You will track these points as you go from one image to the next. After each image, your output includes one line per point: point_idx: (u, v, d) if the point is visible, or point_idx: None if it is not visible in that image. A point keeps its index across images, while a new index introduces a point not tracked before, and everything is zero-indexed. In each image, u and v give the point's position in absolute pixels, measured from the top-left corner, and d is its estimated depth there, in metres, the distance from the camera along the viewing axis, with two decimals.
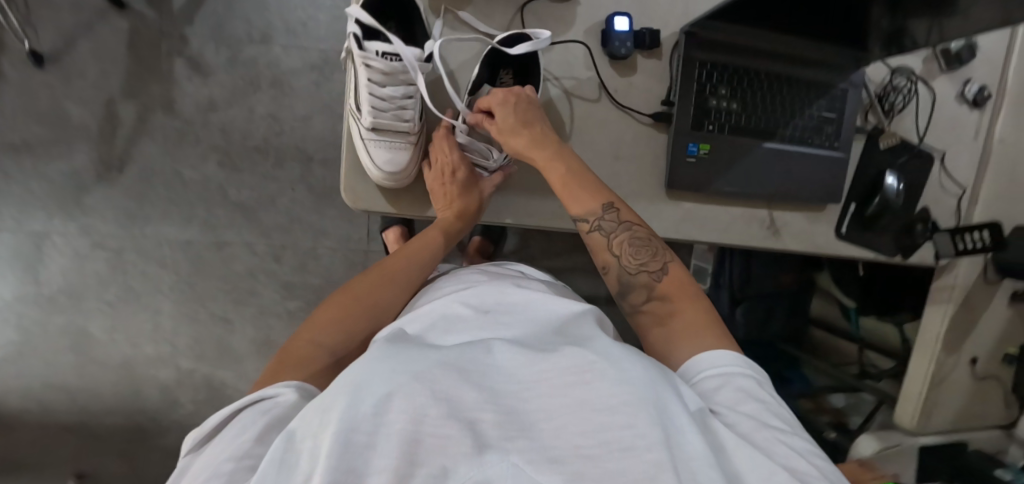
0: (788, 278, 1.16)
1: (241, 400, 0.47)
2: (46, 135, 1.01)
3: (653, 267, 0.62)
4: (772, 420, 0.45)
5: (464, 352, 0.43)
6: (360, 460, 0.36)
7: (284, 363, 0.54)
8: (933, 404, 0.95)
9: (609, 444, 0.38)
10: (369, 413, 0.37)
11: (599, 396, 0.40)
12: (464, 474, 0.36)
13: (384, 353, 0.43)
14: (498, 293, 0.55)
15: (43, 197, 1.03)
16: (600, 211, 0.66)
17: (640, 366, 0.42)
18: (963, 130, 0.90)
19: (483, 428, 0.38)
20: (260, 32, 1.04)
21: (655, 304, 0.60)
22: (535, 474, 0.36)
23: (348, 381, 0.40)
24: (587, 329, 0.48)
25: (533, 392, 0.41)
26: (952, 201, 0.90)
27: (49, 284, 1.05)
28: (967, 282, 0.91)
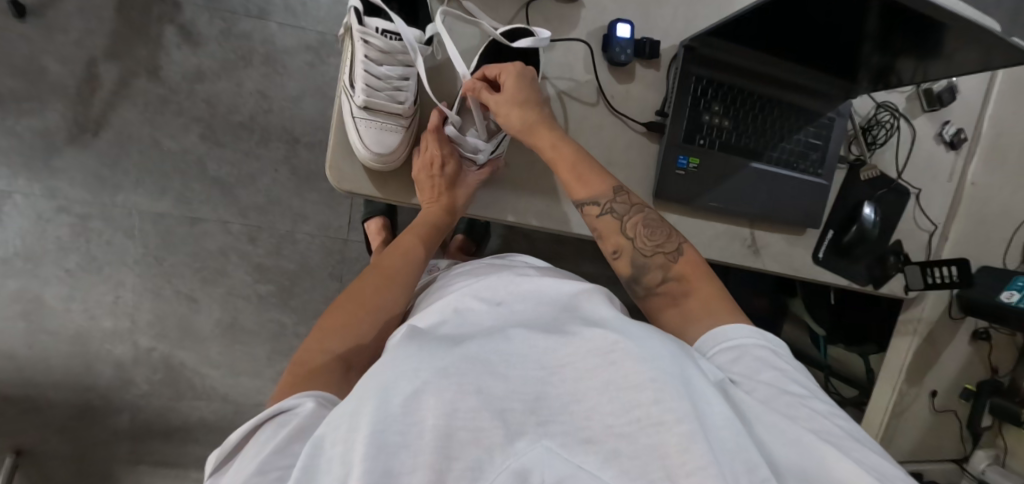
0: (761, 302, 1.19)
1: (260, 413, 0.43)
2: (18, 89, 0.97)
3: (668, 248, 0.64)
4: (788, 387, 0.46)
5: (486, 342, 0.41)
6: (396, 460, 0.34)
7: (292, 378, 0.49)
8: (893, 433, 0.97)
9: (640, 420, 0.36)
10: (399, 413, 0.35)
11: (626, 374, 0.38)
12: (503, 463, 0.34)
13: (404, 350, 0.41)
14: (508, 281, 0.52)
15: (8, 154, 0.98)
16: (611, 195, 0.68)
17: (658, 344, 0.40)
18: (940, 170, 0.93)
19: (514, 414, 0.36)
20: (258, 7, 1.03)
21: (672, 285, 0.62)
22: (571, 457, 0.35)
23: (371, 384, 0.38)
24: (601, 309, 0.46)
25: (558, 378, 0.39)
26: (923, 237, 0.93)
27: (5, 245, 1.00)
28: (932, 316, 0.95)
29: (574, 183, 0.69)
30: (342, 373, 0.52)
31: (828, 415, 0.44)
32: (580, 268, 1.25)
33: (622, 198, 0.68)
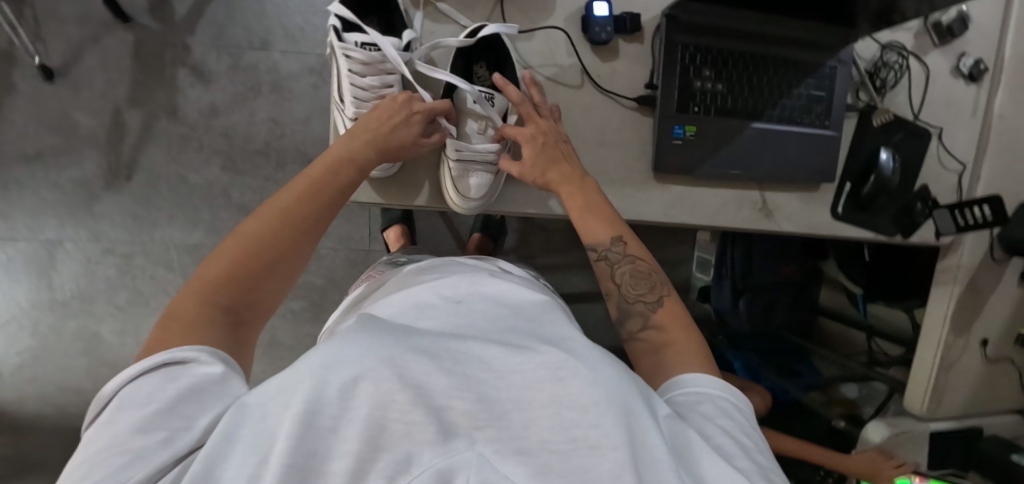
0: (789, 269, 1.15)
1: (147, 362, 0.41)
2: (57, 145, 1.05)
3: (651, 299, 0.60)
4: (741, 440, 0.45)
5: (438, 339, 0.40)
6: (324, 443, 0.34)
7: (168, 326, 0.45)
8: (944, 390, 0.92)
9: (575, 441, 0.36)
10: (334, 395, 0.35)
11: (572, 393, 0.38)
12: (428, 461, 0.34)
13: (355, 333, 0.40)
14: (470, 283, 0.52)
15: (55, 205, 1.06)
16: (608, 243, 0.64)
17: (611, 368, 0.40)
18: (961, 106, 0.88)
19: (451, 414, 0.36)
20: (260, 38, 1.08)
21: (651, 333, 0.57)
22: (500, 465, 0.35)
23: (312, 361, 0.38)
24: (561, 328, 0.46)
25: (506, 382, 0.38)
26: (952, 178, 0.88)
27: (63, 289, 1.08)
28: (972, 261, 0.89)
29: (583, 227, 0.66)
30: (228, 326, 0.47)
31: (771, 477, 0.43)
32: None
33: (621, 246, 0.63)
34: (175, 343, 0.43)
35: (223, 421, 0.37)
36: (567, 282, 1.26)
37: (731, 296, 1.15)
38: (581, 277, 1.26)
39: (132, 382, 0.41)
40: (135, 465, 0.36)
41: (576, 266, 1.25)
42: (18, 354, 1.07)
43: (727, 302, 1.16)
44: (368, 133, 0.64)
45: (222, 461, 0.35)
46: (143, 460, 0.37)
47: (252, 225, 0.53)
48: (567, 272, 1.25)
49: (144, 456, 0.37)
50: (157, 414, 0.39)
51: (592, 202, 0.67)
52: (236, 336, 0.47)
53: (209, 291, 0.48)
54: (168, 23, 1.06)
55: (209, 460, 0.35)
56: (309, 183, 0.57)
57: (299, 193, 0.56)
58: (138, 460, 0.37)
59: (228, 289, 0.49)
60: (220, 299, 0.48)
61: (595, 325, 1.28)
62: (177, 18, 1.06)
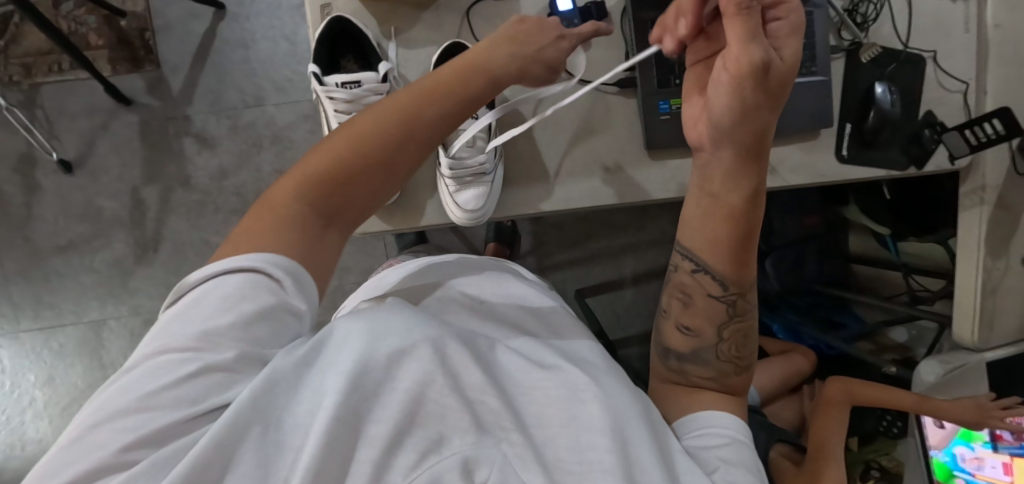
0: (812, 220, 1.15)
1: (234, 263, 0.41)
2: (86, 232, 1.12)
3: (742, 362, 0.59)
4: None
5: (476, 337, 0.44)
6: (366, 405, 0.36)
7: (271, 216, 0.44)
8: (993, 314, 0.88)
9: (589, 463, 0.39)
10: (383, 360, 0.37)
11: (590, 416, 0.41)
12: (455, 447, 0.36)
13: (402, 307, 0.43)
14: (492, 287, 0.57)
15: (95, 287, 1.12)
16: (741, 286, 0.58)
17: (629, 400, 0.44)
18: (951, 24, 0.85)
19: (482, 411, 0.39)
20: (253, 96, 1.13)
21: (707, 385, 0.58)
22: (521, 471, 0.37)
23: (366, 319, 0.40)
24: (578, 348, 0.50)
25: (530, 396, 0.42)
26: (958, 99, 0.85)
27: (113, 365, 1.13)
28: (997, 178, 0.85)
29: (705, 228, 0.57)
30: (317, 230, 0.46)
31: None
32: (615, 240, 1.25)
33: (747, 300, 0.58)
34: (275, 236, 0.43)
35: (286, 354, 0.37)
36: (588, 275, 1.25)
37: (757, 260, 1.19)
38: (602, 267, 1.26)
39: (218, 279, 0.41)
40: (206, 376, 0.37)
41: (595, 258, 1.25)
42: None
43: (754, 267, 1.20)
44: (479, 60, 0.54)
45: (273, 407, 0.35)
46: (217, 370, 0.37)
47: (353, 129, 0.48)
48: (587, 265, 1.25)
49: (219, 369, 0.37)
50: (241, 325, 0.39)
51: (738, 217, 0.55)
52: (320, 243, 0.46)
53: (307, 191, 0.45)
54: (167, 99, 1.12)
55: (268, 400, 0.35)
56: (420, 95, 0.50)
57: (384, 114, 0.48)
58: (212, 363, 0.37)
59: (318, 192, 0.46)
60: (308, 200, 0.45)
61: (625, 312, 1.27)
62: (174, 93, 1.12)
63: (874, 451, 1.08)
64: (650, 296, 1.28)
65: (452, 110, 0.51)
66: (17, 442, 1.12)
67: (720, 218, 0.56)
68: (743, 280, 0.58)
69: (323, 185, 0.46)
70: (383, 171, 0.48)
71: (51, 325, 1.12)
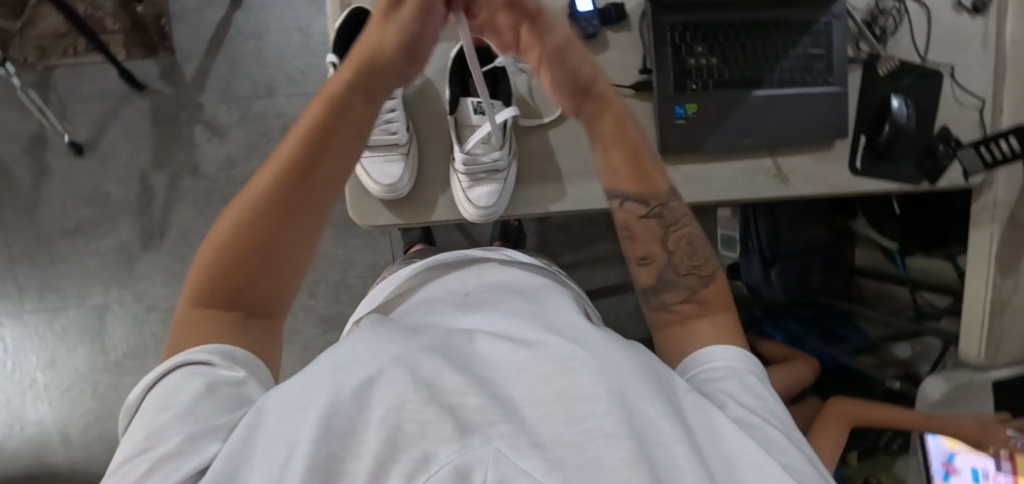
0: (819, 230, 1.13)
1: (169, 364, 0.43)
2: (93, 216, 1.12)
3: (704, 271, 0.59)
4: (771, 420, 0.45)
5: (449, 341, 0.42)
6: (342, 444, 0.35)
7: (192, 329, 0.45)
8: (1001, 334, 0.88)
9: (589, 431, 0.36)
10: (350, 397, 0.36)
11: (581, 382, 0.38)
12: (445, 457, 0.34)
13: (367, 337, 0.42)
14: (481, 280, 0.55)
15: (99, 272, 1.12)
16: (665, 197, 0.62)
17: (621, 355, 0.41)
18: (970, 40, 0.85)
19: (465, 411, 0.36)
20: (265, 86, 1.13)
21: (688, 306, 0.57)
22: (518, 459, 0.35)
23: (331, 366, 0.39)
24: (567, 316, 0.47)
25: (516, 379, 0.39)
26: (974, 114, 0.85)
27: (115, 350, 1.13)
28: (1010, 197, 0.84)
29: (613, 164, 0.64)
30: (236, 322, 0.46)
31: (801, 452, 0.43)
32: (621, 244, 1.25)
33: (674, 205, 0.62)
34: (195, 342, 0.44)
35: (245, 421, 0.38)
36: (593, 278, 1.25)
37: (762, 268, 1.11)
38: (607, 270, 1.25)
39: (156, 385, 0.42)
40: (157, 470, 0.36)
41: (600, 261, 1.25)
42: (83, 416, 1.13)
43: (759, 274, 1.12)
44: (355, 60, 0.55)
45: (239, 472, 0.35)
46: (166, 461, 0.37)
47: (241, 205, 0.49)
48: (592, 268, 1.25)
49: (167, 459, 0.37)
50: (179, 414, 0.39)
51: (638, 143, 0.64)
52: (248, 332, 0.46)
53: (219, 290, 0.46)
54: (179, 86, 1.12)
55: (230, 466, 0.35)
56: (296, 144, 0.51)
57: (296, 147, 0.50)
58: (162, 454, 0.37)
59: (219, 298, 0.46)
60: (219, 300, 0.46)
61: (628, 317, 1.27)
62: (187, 80, 1.12)
63: (873, 466, 1.07)
64: None
65: (343, 127, 0.52)
66: (16, 423, 1.12)
67: (614, 145, 0.63)
68: (657, 189, 0.62)
69: (228, 277, 0.47)
70: (280, 221, 0.49)
71: (54, 307, 1.12)
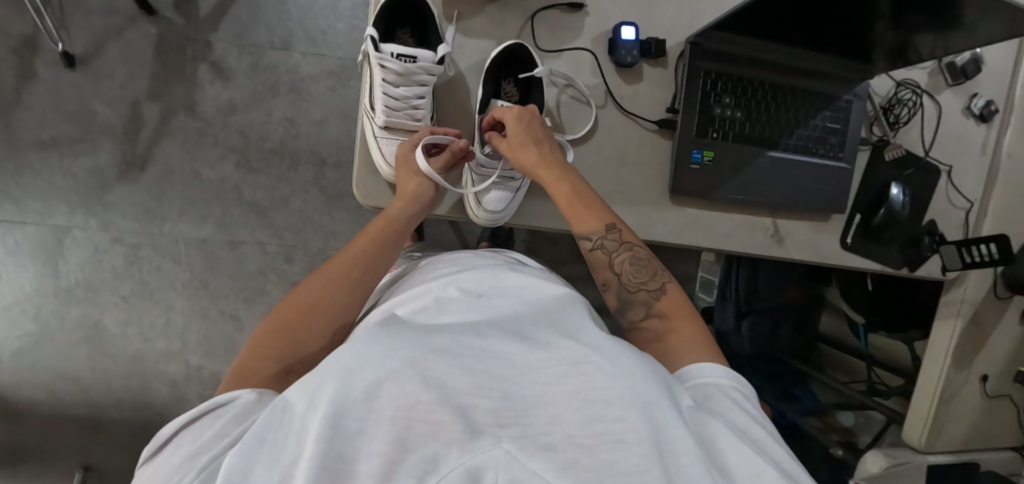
0: (795, 292, 1.15)
1: (198, 407, 0.44)
2: (73, 132, 1.06)
3: (653, 286, 0.63)
4: (756, 432, 0.46)
5: (459, 338, 0.40)
6: (351, 445, 0.35)
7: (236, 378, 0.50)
8: (943, 423, 0.92)
9: (601, 435, 0.36)
10: (359, 397, 0.36)
11: (596, 387, 0.38)
12: (456, 460, 0.34)
13: (380, 331, 0.41)
14: (491, 277, 0.53)
15: (67, 193, 1.06)
16: (602, 231, 0.67)
17: (633, 360, 0.40)
18: (971, 145, 0.90)
19: (475, 413, 0.36)
20: (282, 39, 1.10)
21: (654, 322, 0.61)
22: (527, 461, 0.35)
23: (335, 362, 0.38)
24: (579, 319, 0.46)
25: (530, 378, 0.39)
26: (960, 215, 0.90)
27: (68, 277, 1.07)
28: (976, 297, 0.90)
29: (570, 217, 0.69)
30: (278, 376, 0.52)
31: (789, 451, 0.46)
32: None
33: (612, 235, 0.67)
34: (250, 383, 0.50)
35: (261, 419, 0.38)
36: None
37: (734, 318, 1.15)
38: (585, 292, 1.27)
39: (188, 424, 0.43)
40: None
41: (581, 281, 1.26)
42: (18, 339, 1.06)
43: (730, 323, 1.15)
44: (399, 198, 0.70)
45: (258, 462, 0.36)
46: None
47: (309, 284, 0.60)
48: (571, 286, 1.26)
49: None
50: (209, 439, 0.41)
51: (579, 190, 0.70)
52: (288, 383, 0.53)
53: (264, 347, 0.53)
54: (192, 19, 1.07)
55: (242, 465, 0.35)
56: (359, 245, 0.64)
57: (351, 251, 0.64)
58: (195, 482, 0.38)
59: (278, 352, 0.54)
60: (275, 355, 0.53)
61: None
62: (201, 15, 1.07)
63: None
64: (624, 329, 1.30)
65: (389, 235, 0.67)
66: None
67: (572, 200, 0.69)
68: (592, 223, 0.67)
69: (281, 336, 0.55)
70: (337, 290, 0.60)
71: (10, 220, 1.05)
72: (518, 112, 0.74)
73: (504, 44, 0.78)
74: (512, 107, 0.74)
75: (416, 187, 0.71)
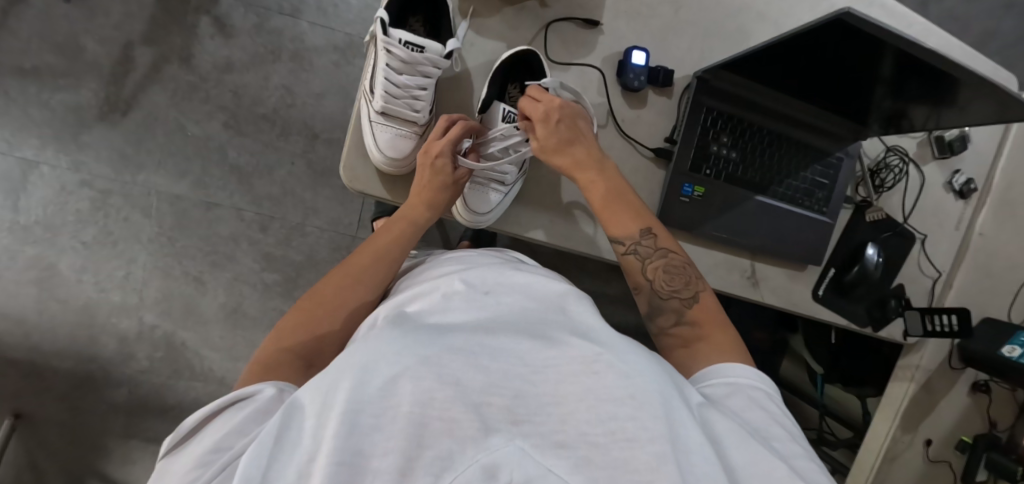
0: (760, 335, 1.19)
1: (220, 398, 0.45)
2: (58, 65, 1.02)
3: (685, 294, 0.65)
4: (773, 431, 0.48)
5: (472, 337, 0.42)
6: (368, 441, 0.36)
7: (256, 370, 0.52)
8: (883, 479, 0.95)
9: (614, 433, 0.38)
10: (375, 396, 0.38)
11: (606, 386, 0.40)
12: (472, 457, 0.36)
13: (393, 334, 0.43)
14: (498, 273, 0.53)
15: (40, 126, 1.02)
16: (637, 236, 0.68)
17: (640, 358, 0.42)
18: (947, 218, 0.93)
19: (490, 411, 0.38)
20: (292, 5, 1.08)
21: (684, 329, 0.63)
22: (541, 458, 0.37)
23: (353, 360, 0.40)
24: (587, 318, 0.48)
25: (541, 377, 0.41)
26: (927, 283, 0.93)
27: (28, 213, 1.03)
28: (931, 365, 0.94)
29: (607, 218, 0.70)
30: (302, 369, 0.55)
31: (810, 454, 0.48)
32: (581, 284, 1.27)
33: (648, 241, 0.68)
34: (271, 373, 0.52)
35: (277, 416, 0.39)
36: None
37: None
38: None
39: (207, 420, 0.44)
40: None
41: None
42: None
43: None
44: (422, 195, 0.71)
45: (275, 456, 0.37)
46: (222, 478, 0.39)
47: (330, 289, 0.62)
48: None
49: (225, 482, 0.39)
50: (225, 436, 0.42)
51: (617, 196, 0.70)
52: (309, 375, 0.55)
53: (281, 341, 0.56)
54: None
55: (261, 465, 0.36)
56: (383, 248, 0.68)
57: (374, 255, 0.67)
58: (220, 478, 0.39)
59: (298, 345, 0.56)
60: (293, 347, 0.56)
61: None
62: None
63: None
64: None
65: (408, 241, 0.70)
66: None
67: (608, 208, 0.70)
68: (626, 232, 0.68)
69: (297, 331, 0.57)
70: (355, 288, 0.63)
71: None
72: (547, 111, 0.72)
73: (513, 49, 0.78)
74: (541, 105, 0.72)
75: (431, 178, 0.71)
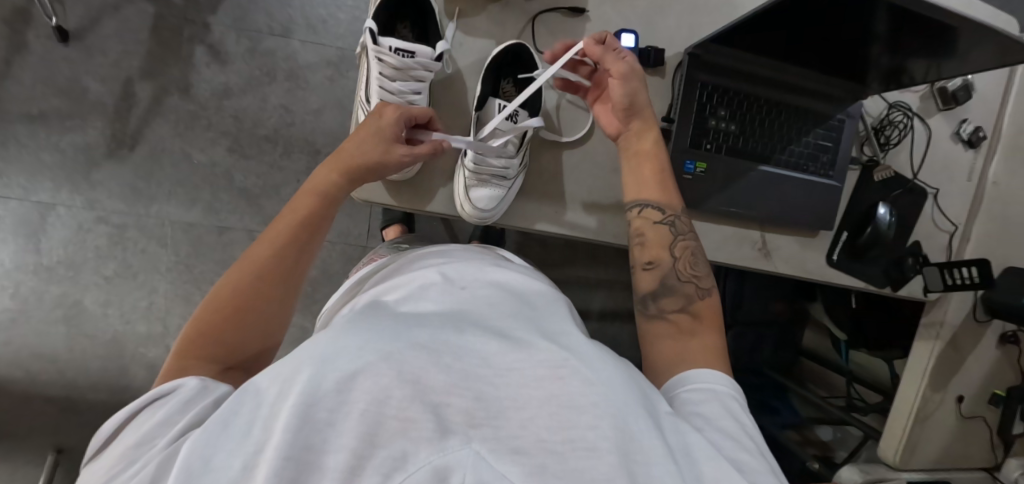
0: (780, 306, 1.15)
1: (143, 397, 0.45)
2: (63, 108, 1.05)
3: (703, 283, 0.65)
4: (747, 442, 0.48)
5: (438, 333, 0.42)
6: (319, 436, 0.36)
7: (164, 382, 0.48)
8: (915, 441, 0.93)
9: (573, 441, 0.38)
10: (332, 390, 0.37)
11: (571, 394, 0.39)
12: (424, 458, 0.35)
13: (359, 327, 0.42)
14: (477, 270, 0.54)
15: (53, 169, 1.04)
16: (677, 211, 0.69)
17: (609, 369, 0.42)
18: (958, 170, 0.92)
19: (448, 412, 0.37)
20: (282, 26, 1.09)
21: (684, 317, 0.62)
22: (497, 464, 0.36)
23: (313, 352, 0.39)
24: (559, 324, 0.48)
25: (505, 379, 0.40)
26: (944, 238, 0.92)
27: (50, 254, 1.06)
28: (955, 321, 0.92)
29: (654, 179, 0.71)
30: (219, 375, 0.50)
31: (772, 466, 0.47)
32: (593, 272, 1.27)
33: (683, 220, 0.69)
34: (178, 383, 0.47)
35: (223, 409, 0.39)
36: None
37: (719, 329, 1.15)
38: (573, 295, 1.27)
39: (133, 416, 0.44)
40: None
41: (569, 285, 1.26)
42: None
43: None
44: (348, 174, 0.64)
45: (214, 451, 0.37)
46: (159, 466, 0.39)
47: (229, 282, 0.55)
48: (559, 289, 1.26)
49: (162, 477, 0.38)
50: (156, 427, 0.42)
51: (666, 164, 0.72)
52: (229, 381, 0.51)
53: (188, 345, 0.50)
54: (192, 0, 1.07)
55: (206, 446, 0.37)
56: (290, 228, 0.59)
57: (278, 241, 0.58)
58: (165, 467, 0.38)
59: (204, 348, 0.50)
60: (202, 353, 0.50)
61: None
62: None
63: None
64: (610, 337, 1.30)
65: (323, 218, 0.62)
66: None
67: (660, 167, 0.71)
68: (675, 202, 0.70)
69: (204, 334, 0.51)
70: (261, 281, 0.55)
71: None
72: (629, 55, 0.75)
73: (505, 44, 0.78)
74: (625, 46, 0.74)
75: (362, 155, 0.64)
